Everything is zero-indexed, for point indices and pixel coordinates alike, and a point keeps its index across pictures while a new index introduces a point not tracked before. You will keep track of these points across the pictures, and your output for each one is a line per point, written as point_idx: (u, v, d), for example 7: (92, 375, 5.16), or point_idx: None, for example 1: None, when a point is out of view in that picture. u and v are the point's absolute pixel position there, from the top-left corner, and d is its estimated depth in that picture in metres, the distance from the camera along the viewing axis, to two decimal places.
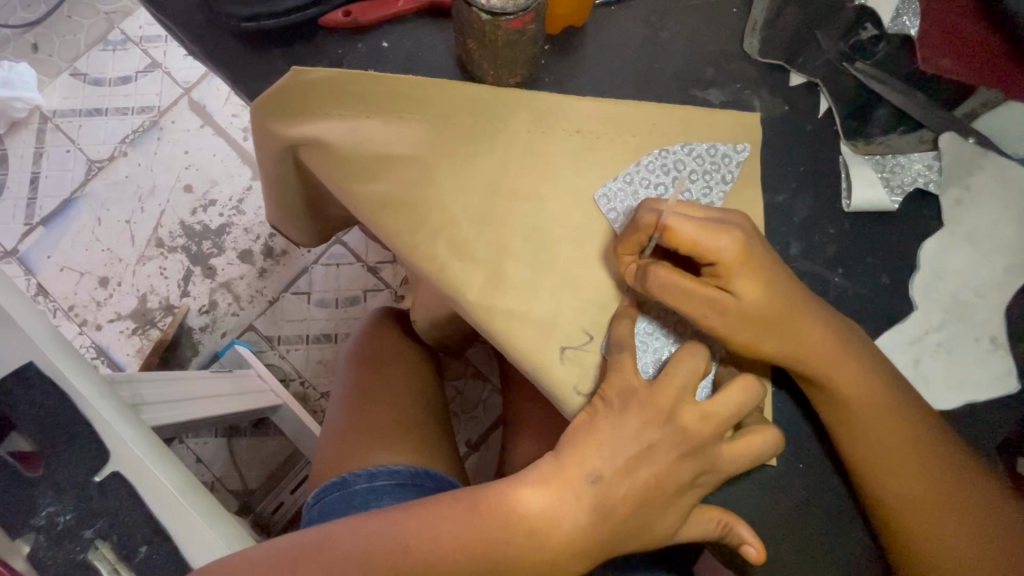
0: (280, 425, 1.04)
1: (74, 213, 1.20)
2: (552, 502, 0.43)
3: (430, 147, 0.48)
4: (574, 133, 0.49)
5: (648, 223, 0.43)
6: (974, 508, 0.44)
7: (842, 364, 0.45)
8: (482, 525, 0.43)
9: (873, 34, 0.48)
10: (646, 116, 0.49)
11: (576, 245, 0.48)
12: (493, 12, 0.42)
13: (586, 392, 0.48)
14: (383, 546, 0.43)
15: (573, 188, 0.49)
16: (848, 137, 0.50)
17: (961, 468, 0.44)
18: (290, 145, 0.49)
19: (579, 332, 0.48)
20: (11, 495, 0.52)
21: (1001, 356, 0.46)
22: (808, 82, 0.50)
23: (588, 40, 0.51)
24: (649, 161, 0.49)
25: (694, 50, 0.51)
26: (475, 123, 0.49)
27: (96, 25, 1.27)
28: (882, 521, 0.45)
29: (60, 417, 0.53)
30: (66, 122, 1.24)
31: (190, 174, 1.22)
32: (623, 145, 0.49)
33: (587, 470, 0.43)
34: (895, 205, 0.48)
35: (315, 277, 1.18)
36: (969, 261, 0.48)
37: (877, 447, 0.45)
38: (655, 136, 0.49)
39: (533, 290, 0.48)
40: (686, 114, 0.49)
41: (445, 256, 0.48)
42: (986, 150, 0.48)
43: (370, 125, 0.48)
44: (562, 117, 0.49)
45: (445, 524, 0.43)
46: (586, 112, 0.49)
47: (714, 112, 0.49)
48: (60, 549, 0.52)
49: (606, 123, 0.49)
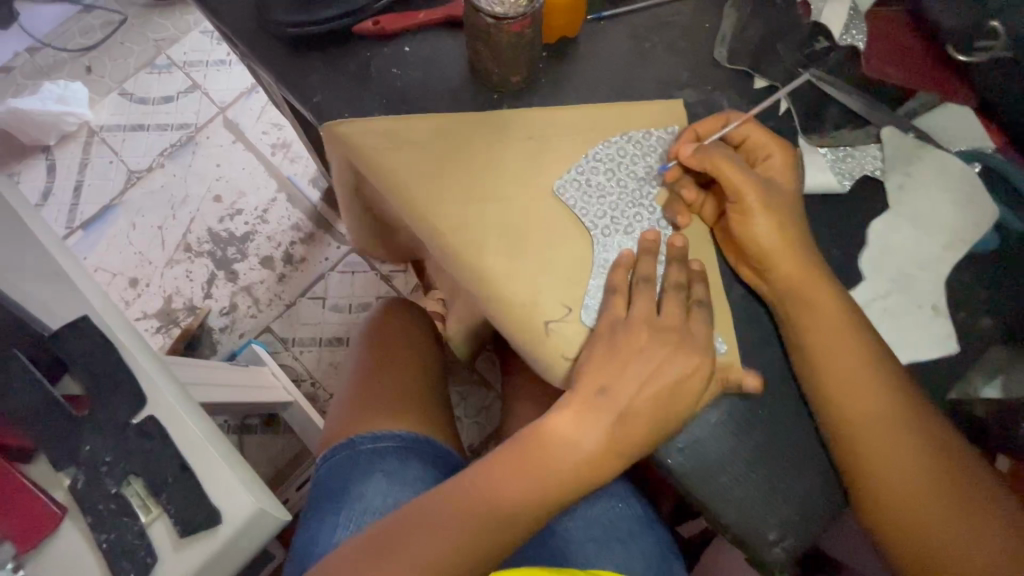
0: (290, 421, 1.10)
1: (111, 218, 1.30)
2: (580, 421, 0.49)
3: (418, 150, 0.55)
4: (529, 137, 0.56)
5: (729, 117, 0.54)
6: (914, 424, 0.48)
7: (814, 315, 0.50)
8: (503, 473, 0.50)
9: (825, 46, 0.56)
10: (600, 116, 0.56)
11: (549, 227, 0.54)
12: (498, 16, 0.49)
13: (573, 358, 0.52)
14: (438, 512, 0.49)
15: (545, 178, 0.55)
16: (804, 132, 0.55)
17: (915, 403, 0.49)
18: (333, 140, 0.57)
19: (558, 306, 0.52)
20: (58, 432, 0.59)
21: (942, 321, 0.51)
22: (769, 86, 0.57)
23: (580, 48, 0.59)
24: (598, 151, 0.55)
25: (672, 58, 0.59)
26: (452, 127, 0.56)
27: (145, 52, 1.43)
28: (842, 446, 0.48)
29: (106, 364, 0.60)
30: (111, 136, 1.36)
31: (220, 186, 1.32)
32: (589, 139, 0.56)
33: (596, 386, 0.49)
34: (845, 188, 0.54)
35: (330, 283, 1.26)
36: (913, 238, 0.53)
37: (837, 366, 0.49)
38: (606, 131, 0.56)
39: (515, 269, 0.52)
40: (637, 112, 0.57)
41: (446, 226, 0.54)
42: (924, 143, 0.54)
43: (365, 137, 0.56)
44: (522, 124, 0.56)
45: (485, 476, 0.50)
46: (551, 118, 0.57)
47: (654, 109, 0.57)
48: (97, 485, 0.58)
49: (571, 127, 0.56)
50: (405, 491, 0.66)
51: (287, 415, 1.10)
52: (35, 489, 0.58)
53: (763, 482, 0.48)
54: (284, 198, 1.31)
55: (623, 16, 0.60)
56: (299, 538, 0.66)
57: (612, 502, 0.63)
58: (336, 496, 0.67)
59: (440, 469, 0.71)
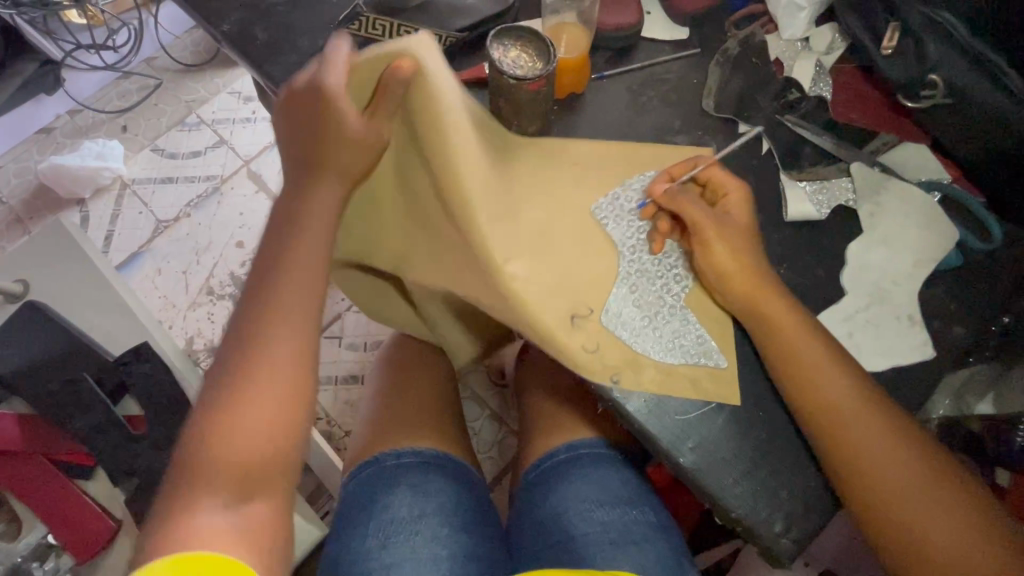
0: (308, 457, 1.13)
1: (139, 265, 1.39)
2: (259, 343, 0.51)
3: None
4: (571, 164, 0.63)
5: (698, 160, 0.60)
6: (871, 401, 0.52)
7: (799, 343, 0.54)
8: (276, 305, 0.52)
9: (797, 96, 0.66)
10: (631, 150, 0.64)
11: (581, 242, 0.59)
12: (518, 78, 0.59)
13: (591, 351, 0.55)
14: (275, 340, 0.51)
15: (579, 200, 0.61)
16: (784, 169, 0.63)
17: (867, 387, 0.53)
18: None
19: (584, 303, 0.57)
20: (116, 449, 0.64)
21: (919, 330, 0.57)
22: (753, 130, 0.65)
23: (585, 102, 0.68)
24: (633, 181, 0.62)
25: (664, 108, 0.68)
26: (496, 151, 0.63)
27: (176, 112, 1.56)
28: (810, 426, 0.53)
29: (160, 386, 0.66)
30: (142, 188, 1.47)
31: (243, 233, 1.41)
32: (618, 171, 0.63)
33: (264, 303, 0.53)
34: (823, 215, 0.61)
35: (347, 322, 1.32)
36: (884, 258, 0.60)
37: (804, 359, 0.53)
38: (639, 164, 0.63)
39: (544, 269, 0.58)
40: (660, 150, 0.64)
41: (464, 237, 0.57)
42: (889, 175, 0.62)
43: None
44: (566, 152, 0.63)
45: (285, 342, 0.51)
46: (586, 149, 0.64)
47: (679, 149, 0.64)
48: (148, 500, 0.63)
49: (604, 157, 0.63)
50: (429, 502, 0.69)
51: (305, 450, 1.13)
52: (102, 511, 0.63)
53: (767, 480, 0.53)
54: None
55: (622, 75, 0.69)
56: (329, 553, 0.67)
57: (626, 508, 0.67)
58: (362, 509, 0.68)
59: (461, 483, 0.74)
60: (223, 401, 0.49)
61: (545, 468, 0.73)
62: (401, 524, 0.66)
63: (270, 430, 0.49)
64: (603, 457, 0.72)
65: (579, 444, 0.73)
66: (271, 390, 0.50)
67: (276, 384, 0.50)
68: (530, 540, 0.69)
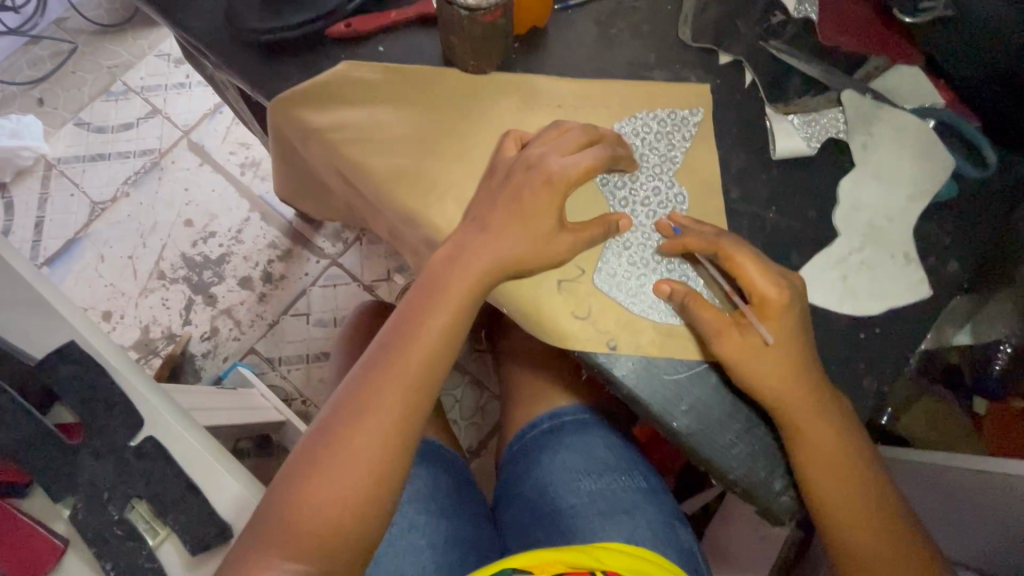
0: (285, 441, 1.08)
1: (78, 252, 1.27)
2: (384, 393, 0.49)
3: (425, 123, 0.57)
4: (555, 108, 0.58)
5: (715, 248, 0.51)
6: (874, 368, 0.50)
7: (822, 431, 0.48)
8: (416, 341, 0.50)
9: (781, 19, 0.60)
10: (613, 92, 0.59)
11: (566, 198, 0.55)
12: (470, 9, 0.51)
13: (582, 317, 0.52)
14: (375, 402, 0.48)
15: None
16: (770, 102, 0.58)
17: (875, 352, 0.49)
18: (294, 120, 0.58)
19: (572, 266, 0.53)
20: (55, 462, 0.57)
21: (915, 268, 0.54)
22: (734, 60, 0.59)
23: (549, 37, 0.61)
24: (621, 126, 0.58)
25: (639, 40, 0.61)
26: (467, 101, 0.58)
27: (99, 79, 1.40)
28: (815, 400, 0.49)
29: (98, 389, 0.59)
30: (70, 168, 1.33)
31: (190, 210, 1.30)
32: (598, 115, 0.58)
33: (384, 402, 0.48)
34: (813, 150, 0.57)
35: (313, 298, 1.25)
36: (878, 193, 0.56)
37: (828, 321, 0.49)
38: (625, 107, 0.58)
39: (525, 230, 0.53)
40: (642, 88, 0.59)
41: (429, 204, 0.56)
42: (882, 104, 0.57)
43: (359, 111, 0.58)
44: (545, 96, 0.58)
45: (387, 394, 0.49)
46: (565, 91, 0.59)
47: (666, 86, 0.59)
48: (97, 514, 0.57)
49: (582, 99, 0.58)
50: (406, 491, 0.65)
51: (281, 435, 1.07)
52: (34, 523, 0.56)
53: (765, 439, 0.50)
54: (258, 216, 1.29)
55: (588, 4, 0.61)
56: None
57: (615, 475, 0.65)
58: None
59: (439, 466, 0.69)
60: (301, 480, 0.47)
61: (528, 438, 0.70)
62: None
63: (344, 520, 0.46)
64: (587, 423, 0.69)
65: (568, 407, 0.70)
66: (353, 477, 0.47)
67: (358, 466, 0.47)
68: (515, 518, 0.66)
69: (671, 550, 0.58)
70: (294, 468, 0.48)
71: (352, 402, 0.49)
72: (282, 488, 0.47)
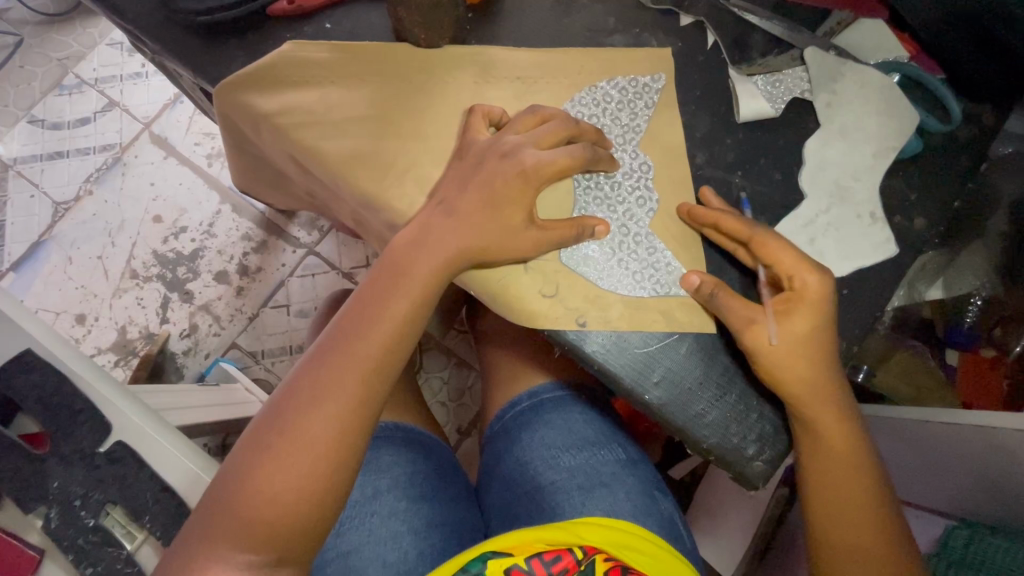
0: None
1: (44, 255, 1.22)
2: (340, 377, 0.48)
3: (378, 102, 0.55)
4: (514, 81, 0.56)
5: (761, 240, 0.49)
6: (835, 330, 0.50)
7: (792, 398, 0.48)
8: (375, 324, 0.49)
9: None
10: (573, 61, 0.57)
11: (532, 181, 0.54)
12: None
13: (551, 295, 0.51)
14: (331, 384, 0.47)
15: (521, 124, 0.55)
16: (733, 64, 0.57)
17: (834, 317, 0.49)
18: (240, 106, 0.55)
19: None
20: (23, 473, 0.55)
21: (882, 226, 0.54)
22: (695, 20, 0.58)
23: (504, 5, 0.58)
24: (582, 96, 0.56)
25: (598, 4, 0.58)
26: (421, 77, 0.56)
27: (50, 72, 1.33)
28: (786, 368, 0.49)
29: (63, 396, 0.57)
30: (28, 168, 1.27)
31: (157, 206, 1.25)
32: (558, 86, 0.56)
33: (342, 387, 0.47)
34: (777, 112, 0.55)
35: (292, 289, 1.22)
36: (843, 152, 0.55)
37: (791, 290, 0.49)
38: (585, 76, 0.56)
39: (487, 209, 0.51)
40: (602, 55, 0.57)
41: (388, 187, 0.54)
42: (845, 59, 0.56)
43: (306, 93, 0.55)
44: (504, 68, 0.56)
45: (343, 378, 0.48)
46: (523, 62, 0.57)
47: (627, 52, 0.57)
48: (72, 522, 0.56)
49: (541, 69, 0.56)
50: (383, 479, 0.65)
51: None
52: (8, 536, 0.55)
53: (735, 406, 0.51)
54: (228, 209, 1.26)
55: None
56: None
57: (594, 450, 0.65)
58: None
59: (415, 450, 0.69)
60: (256, 467, 0.46)
61: (508, 418, 0.70)
62: (355, 506, 0.62)
63: (297, 507, 0.45)
64: (565, 399, 0.69)
65: (546, 385, 0.70)
66: (307, 461, 0.46)
67: (312, 451, 0.46)
68: (495, 496, 0.66)
69: (652, 519, 0.59)
70: (247, 452, 0.47)
71: (308, 388, 0.48)
72: (236, 474, 0.46)
